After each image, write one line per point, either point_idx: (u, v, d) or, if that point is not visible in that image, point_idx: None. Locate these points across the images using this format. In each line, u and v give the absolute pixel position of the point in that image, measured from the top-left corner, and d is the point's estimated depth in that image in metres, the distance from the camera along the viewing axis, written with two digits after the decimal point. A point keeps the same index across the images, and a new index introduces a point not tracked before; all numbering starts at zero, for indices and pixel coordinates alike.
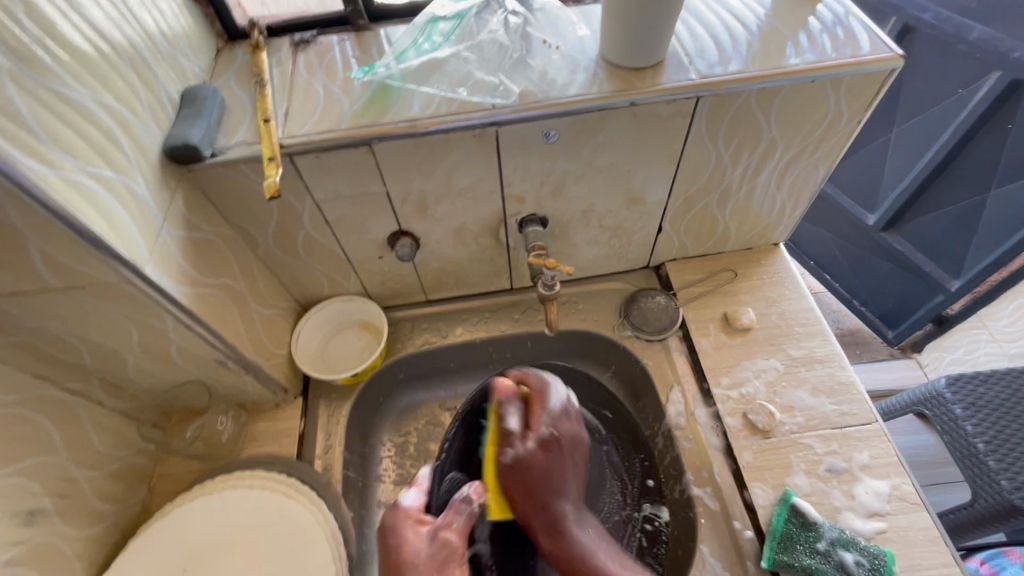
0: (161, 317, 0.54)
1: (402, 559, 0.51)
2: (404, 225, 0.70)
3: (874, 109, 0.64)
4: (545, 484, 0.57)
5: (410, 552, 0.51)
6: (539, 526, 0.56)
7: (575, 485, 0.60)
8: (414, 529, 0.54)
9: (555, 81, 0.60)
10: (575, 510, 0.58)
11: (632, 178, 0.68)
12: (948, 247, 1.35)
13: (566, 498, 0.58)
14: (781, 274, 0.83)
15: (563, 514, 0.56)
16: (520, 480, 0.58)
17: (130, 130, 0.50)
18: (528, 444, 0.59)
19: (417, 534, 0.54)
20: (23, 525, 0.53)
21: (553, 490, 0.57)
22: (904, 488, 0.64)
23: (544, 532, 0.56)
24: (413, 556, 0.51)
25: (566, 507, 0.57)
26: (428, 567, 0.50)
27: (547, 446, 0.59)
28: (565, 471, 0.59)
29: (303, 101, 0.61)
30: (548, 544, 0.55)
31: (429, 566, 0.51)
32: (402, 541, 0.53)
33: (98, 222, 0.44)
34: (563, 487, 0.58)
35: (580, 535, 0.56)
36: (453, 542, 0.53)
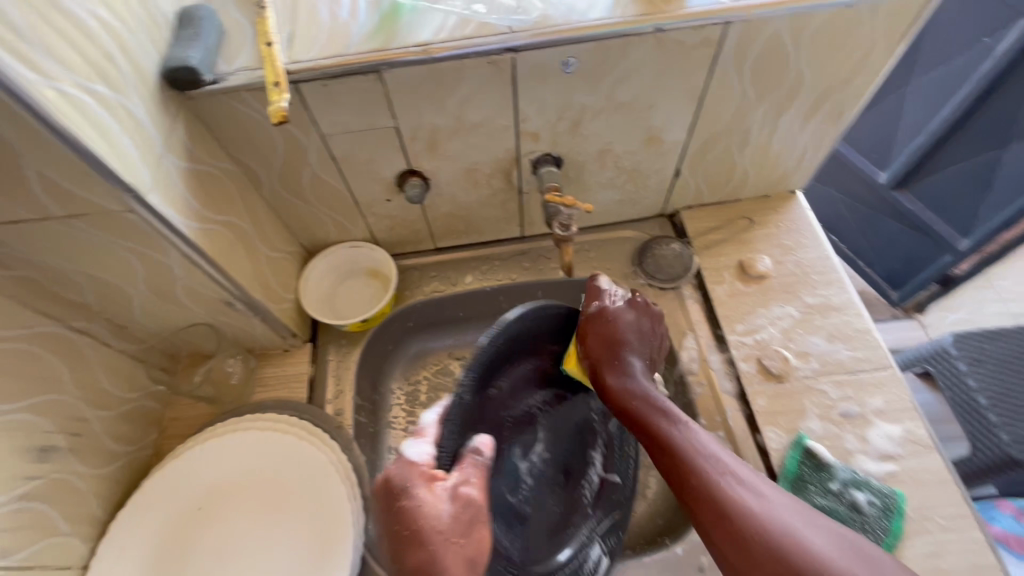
0: (165, 252, 0.52)
1: (422, 529, 0.42)
2: (414, 164, 0.67)
3: (911, 41, 0.61)
4: (625, 337, 0.60)
5: (427, 508, 0.43)
6: (608, 373, 0.58)
7: (637, 333, 0.61)
8: (431, 503, 0.43)
9: (575, 4, 0.56)
10: (642, 359, 0.60)
11: (652, 115, 0.65)
12: (962, 204, 1.33)
13: (635, 348, 0.60)
14: (798, 222, 0.81)
15: (627, 363, 0.58)
16: (605, 329, 0.61)
17: (126, 48, 0.47)
18: (626, 306, 0.63)
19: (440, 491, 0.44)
20: (36, 461, 0.52)
21: (622, 338, 0.60)
22: (917, 431, 0.64)
23: (613, 372, 0.58)
24: (433, 522, 0.42)
25: (635, 359, 0.59)
26: (455, 534, 0.42)
27: (637, 309, 0.63)
28: (638, 330, 0.62)
29: (307, 24, 0.57)
30: (614, 382, 0.57)
31: (455, 530, 0.43)
32: (416, 515, 0.43)
33: (97, 141, 0.42)
34: (629, 338, 0.60)
35: (643, 383, 0.56)
36: (476, 500, 0.44)
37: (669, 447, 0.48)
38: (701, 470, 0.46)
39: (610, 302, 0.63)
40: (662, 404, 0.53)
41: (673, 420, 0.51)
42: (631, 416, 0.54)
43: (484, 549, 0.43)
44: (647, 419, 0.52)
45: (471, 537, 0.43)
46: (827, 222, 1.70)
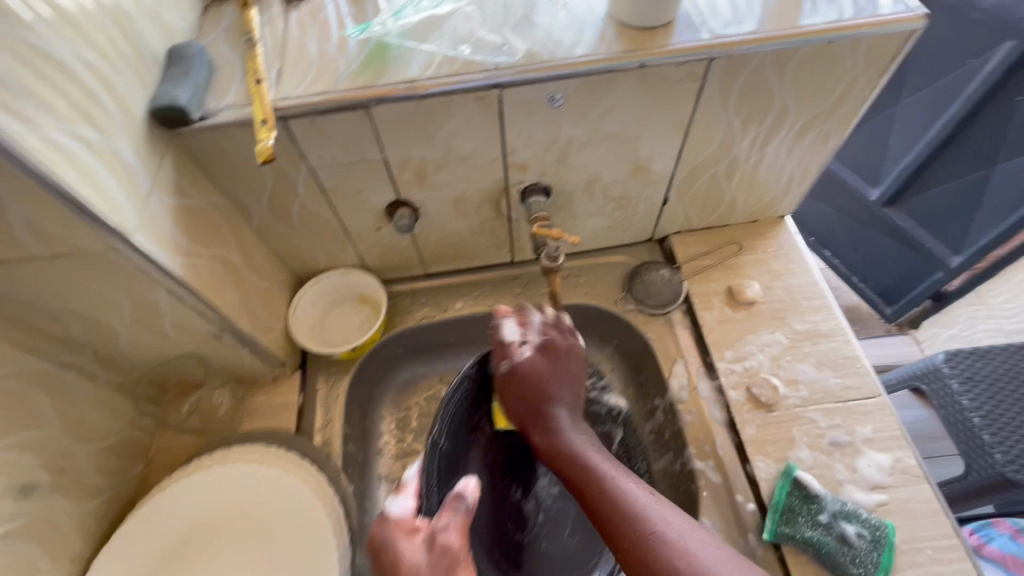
0: (151, 287, 0.52)
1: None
2: (403, 194, 0.67)
3: (892, 74, 0.62)
4: (540, 393, 0.61)
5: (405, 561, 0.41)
6: (535, 433, 0.60)
7: (566, 385, 0.62)
8: (411, 552, 0.42)
9: (560, 41, 0.57)
10: (570, 414, 0.60)
11: (639, 146, 0.66)
12: (951, 223, 1.34)
13: (557, 402, 0.61)
14: (786, 247, 0.82)
15: (550, 419, 0.59)
16: (519, 388, 0.61)
17: (113, 89, 0.47)
18: (536, 353, 0.62)
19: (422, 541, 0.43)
20: (17, 499, 0.52)
21: (536, 394, 0.61)
22: (906, 461, 0.64)
23: (540, 431, 0.59)
24: (410, 574, 0.40)
25: (558, 411, 0.60)
26: None
27: (551, 354, 0.63)
28: (561, 377, 0.62)
29: (296, 61, 0.58)
30: (541, 442, 0.59)
31: None
32: (393, 569, 0.41)
33: (80, 185, 0.42)
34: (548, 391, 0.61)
35: (566, 435, 0.58)
36: (454, 547, 0.42)
37: (596, 505, 0.51)
38: (614, 513, 0.49)
39: (514, 352, 0.62)
40: (584, 458, 0.55)
41: (595, 475, 0.53)
42: (561, 471, 0.56)
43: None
44: (578, 474, 0.54)
45: None
46: (819, 239, 1.71)
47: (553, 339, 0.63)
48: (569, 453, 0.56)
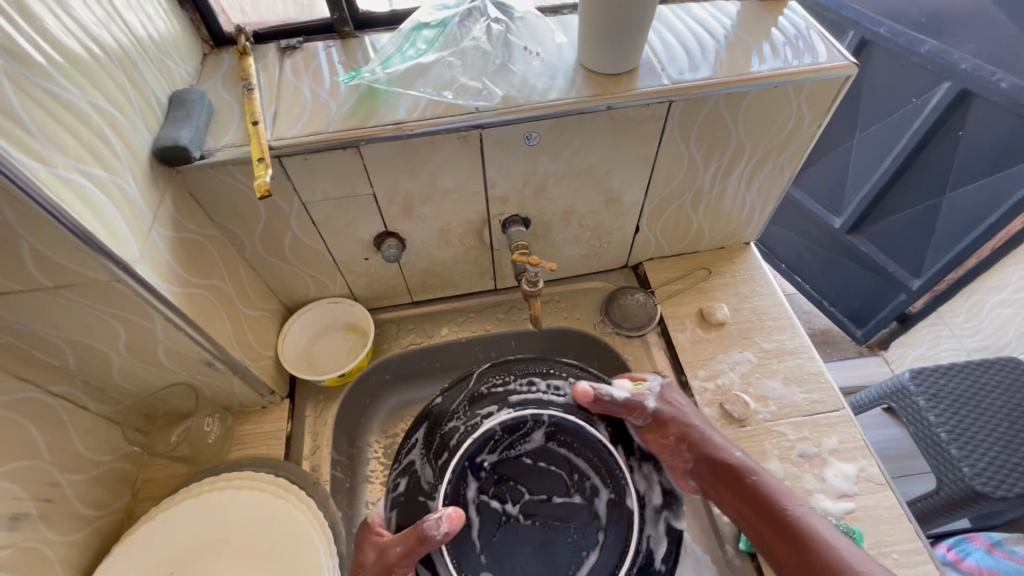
0: (149, 316, 0.54)
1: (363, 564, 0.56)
2: (390, 226, 0.71)
3: (834, 113, 0.69)
4: (671, 417, 0.66)
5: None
6: (703, 467, 0.63)
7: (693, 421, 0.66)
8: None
9: (535, 86, 0.63)
10: (667, 398, 0.67)
11: (611, 179, 0.72)
12: (909, 247, 1.42)
13: (663, 405, 0.66)
14: (753, 272, 0.87)
15: (683, 421, 0.65)
16: (659, 412, 0.66)
17: (121, 131, 0.51)
18: (660, 399, 0.67)
19: (367, 551, 0.57)
20: (6, 530, 0.52)
21: (673, 428, 0.65)
22: (870, 469, 0.68)
23: (669, 429, 0.65)
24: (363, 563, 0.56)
25: (652, 408, 0.65)
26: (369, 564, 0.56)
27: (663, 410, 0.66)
28: (681, 412, 0.66)
29: (291, 104, 0.62)
30: (675, 433, 0.65)
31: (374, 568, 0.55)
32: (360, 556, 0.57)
33: (87, 217, 0.45)
34: (644, 425, 0.65)
35: (719, 446, 0.64)
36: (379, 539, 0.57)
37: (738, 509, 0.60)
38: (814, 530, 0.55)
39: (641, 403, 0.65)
40: (710, 432, 0.65)
41: (754, 475, 0.60)
42: (718, 474, 0.62)
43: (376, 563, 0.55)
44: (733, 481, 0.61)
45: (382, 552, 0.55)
46: (790, 265, 1.80)
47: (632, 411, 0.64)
48: (738, 478, 0.60)
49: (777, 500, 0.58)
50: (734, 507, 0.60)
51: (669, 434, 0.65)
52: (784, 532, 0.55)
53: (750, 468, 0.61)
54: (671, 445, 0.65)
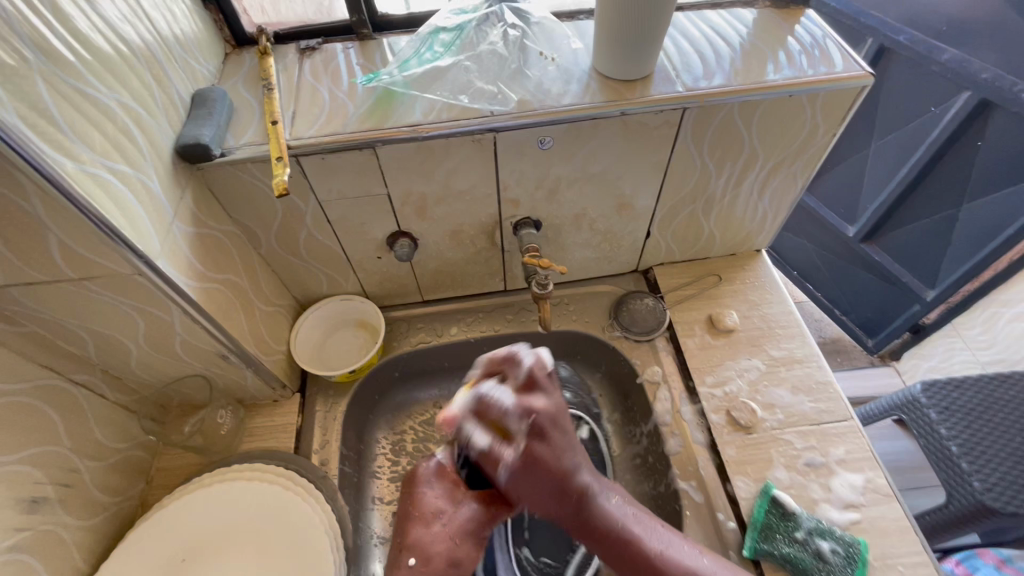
0: (168, 309, 0.55)
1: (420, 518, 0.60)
2: (404, 226, 0.72)
3: (848, 123, 0.69)
4: (550, 467, 0.57)
5: (438, 550, 0.58)
6: (566, 509, 0.58)
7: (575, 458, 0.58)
8: (445, 539, 0.59)
9: (549, 91, 0.63)
10: (549, 444, 0.57)
11: (623, 184, 0.72)
12: (924, 258, 1.41)
13: (535, 443, 0.57)
14: (763, 279, 0.87)
15: (565, 465, 0.57)
16: (532, 474, 0.57)
17: (145, 128, 0.52)
18: (519, 426, 0.57)
19: (440, 504, 0.62)
20: (26, 512, 0.54)
21: (558, 484, 0.57)
22: (878, 480, 0.68)
23: (563, 504, 0.57)
24: (420, 541, 0.59)
25: (536, 451, 0.56)
26: (446, 536, 0.59)
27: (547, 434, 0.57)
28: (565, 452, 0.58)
29: (309, 105, 0.63)
30: (568, 512, 0.57)
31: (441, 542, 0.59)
32: (422, 502, 0.62)
33: (113, 212, 0.46)
34: (513, 463, 0.56)
35: (605, 504, 0.57)
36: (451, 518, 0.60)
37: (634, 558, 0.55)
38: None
39: (495, 445, 0.57)
40: (600, 489, 0.58)
41: (642, 543, 0.55)
42: (587, 535, 0.57)
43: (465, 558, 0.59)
44: (618, 547, 0.56)
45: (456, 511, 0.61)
46: (802, 271, 1.80)
47: (501, 450, 0.57)
48: (631, 552, 0.55)
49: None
50: (608, 555, 0.57)
51: (551, 486, 0.57)
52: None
53: (653, 543, 0.56)
54: (552, 497, 0.57)
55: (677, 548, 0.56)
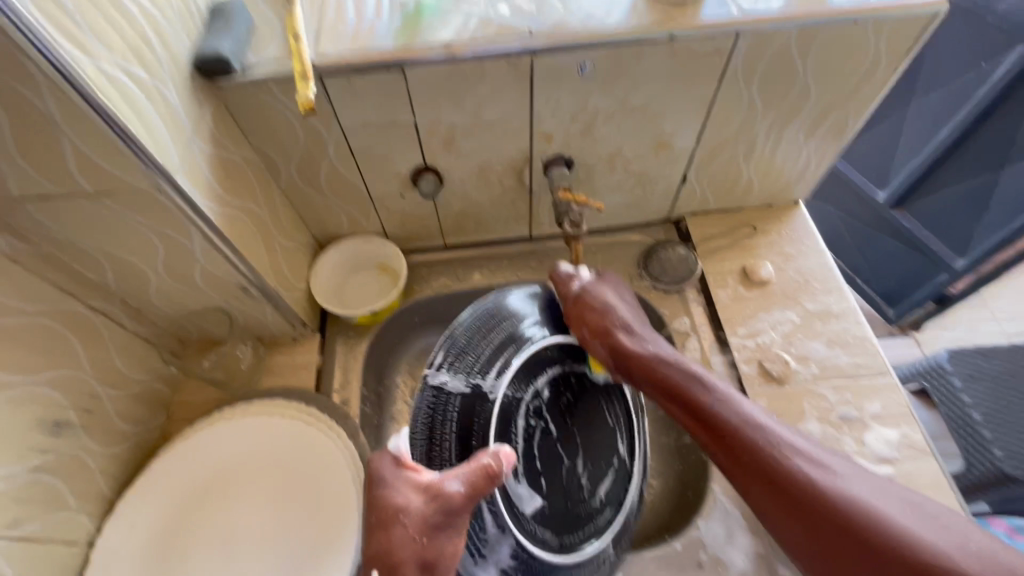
0: (188, 233, 0.53)
1: (394, 515, 0.45)
2: (429, 160, 0.69)
3: (912, 58, 0.64)
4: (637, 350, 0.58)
5: (405, 554, 0.44)
6: (609, 356, 0.59)
7: (635, 319, 0.61)
8: (410, 541, 0.44)
9: (592, 11, 0.58)
10: (631, 328, 0.60)
11: (663, 121, 0.68)
12: (958, 225, 1.35)
13: (620, 333, 0.60)
14: (801, 231, 0.83)
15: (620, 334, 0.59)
16: (580, 312, 0.61)
17: (163, 35, 0.48)
18: (587, 287, 0.63)
19: (405, 497, 0.46)
20: (49, 434, 0.53)
21: (639, 353, 0.58)
22: (914, 436, 0.66)
23: (613, 340, 0.59)
24: (400, 525, 0.45)
25: (628, 345, 0.59)
26: (416, 530, 0.45)
27: (587, 300, 0.62)
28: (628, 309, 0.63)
29: (334, 20, 0.59)
30: (613, 350, 0.59)
31: (419, 529, 0.44)
32: (385, 504, 0.46)
33: (133, 120, 0.43)
34: (602, 342, 0.60)
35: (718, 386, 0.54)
36: (428, 500, 0.45)
37: (716, 416, 0.52)
38: (849, 515, 0.44)
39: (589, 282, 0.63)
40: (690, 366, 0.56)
41: (706, 385, 0.54)
42: (655, 384, 0.56)
43: (443, 545, 0.44)
44: (674, 389, 0.55)
45: (432, 492, 0.46)
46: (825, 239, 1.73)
47: (619, 325, 0.60)
48: (704, 406, 0.53)
49: (752, 434, 0.50)
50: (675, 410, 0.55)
51: (601, 324, 0.60)
52: (771, 482, 0.48)
53: (744, 411, 0.52)
54: (660, 390, 0.56)
55: (746, 416, 0.51)
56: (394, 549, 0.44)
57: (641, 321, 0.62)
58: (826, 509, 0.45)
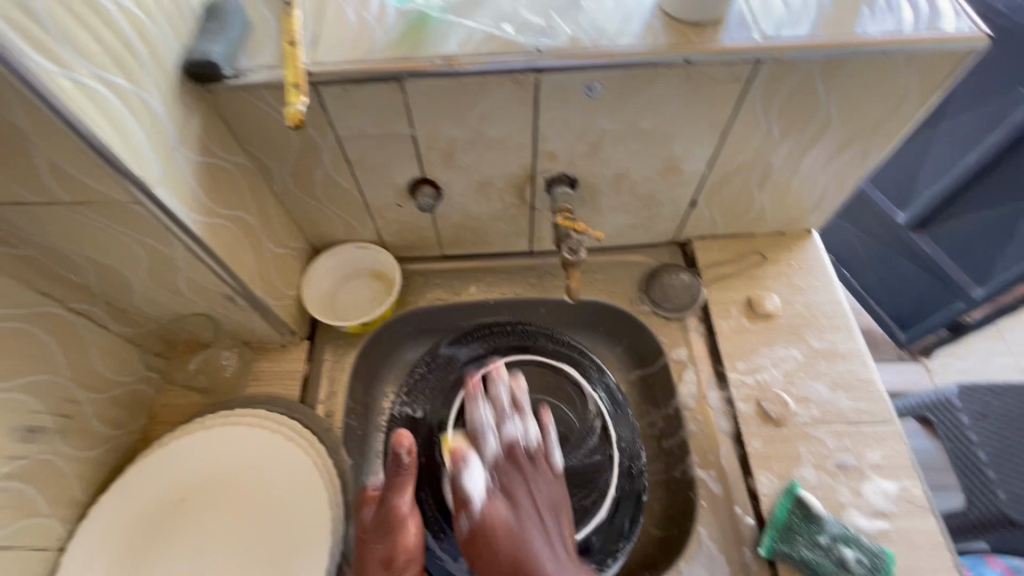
0: (170, 243, 0.51)
1: (361, 537, 0.58)
2: (427, 173, 0.66)
3: (944, 93, 0.60)
4: (511, 529, 0.55)
5: (371, 563, 0.56)
6: (467, 537, 0.57)
7: (520, 487, 0.59)
8: (375, 556, 0.56)
9: (604, 29, 0.55)
10: (513, 505, 0.57)
11: (673, 145, 0.64)
12: (979, 253, 1.30)
13: (497, 501, 0.58)
14: (811, 263, 0.80)
15: (536, 473, 0.61)
16: (479, 549, 0.55)
17: (148, 39, 0.46)
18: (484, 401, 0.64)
19: (365, 515, 0.60)
20: (22, 441, 0.52)
21: (510, 536, 0.55)
22: (913, 491, 0.63)
23: (465, 511, 0.58)
24: (365, 538, 0.58)
25: (503, 512, 0.57)
26: (376, 539, 0.57)
27: (505, 474, 0.60)
28: (522, 484, 0.59)
29: (332, 26, 0.56)
30: (468, 522, 0.57)
31: (376, 535, 0.57)
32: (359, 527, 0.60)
33: (110, 134, 0.41)
34: (535, 455, 0.62)
35: (523, 526, 0.56)
36: (388, 507, 0.57)
37: (491, 563, 0.54)
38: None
39: (479, 505, 0.58)
40: (521, 473, 0.60)
41: (524, 540, 0.55)
42: (475, 549, 0.55)
43: (405, 545, 0.57)
44: (506, 559, 0.53)
45: (388, 505, 0.58)
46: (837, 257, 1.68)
47: (522, 454, 0.61)
48: (523, 531, 0.55)
49: (530, 559, 0.53)
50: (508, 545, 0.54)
51: (499, 541, 0.55)
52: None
53: (525, 532, 0.55)
54: (486, 542, 0.55)
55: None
56: (364, 564, 0.57)
57: (514, 411, 0.64)
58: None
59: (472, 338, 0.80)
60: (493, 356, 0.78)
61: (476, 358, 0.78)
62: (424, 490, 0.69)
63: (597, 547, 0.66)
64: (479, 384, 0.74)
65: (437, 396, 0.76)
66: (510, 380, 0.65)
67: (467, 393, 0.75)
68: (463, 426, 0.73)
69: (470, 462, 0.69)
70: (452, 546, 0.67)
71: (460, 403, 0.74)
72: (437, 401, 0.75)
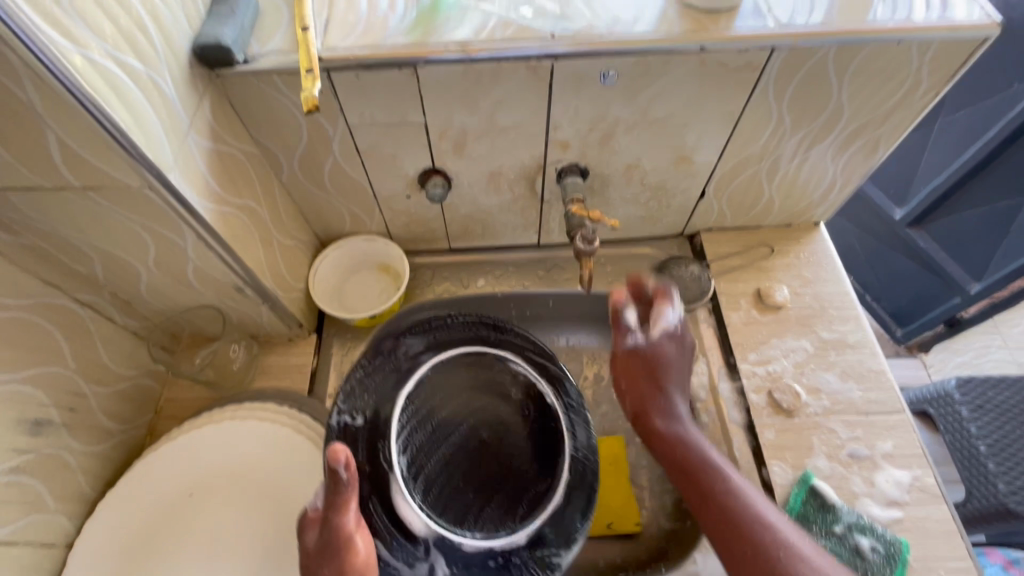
0: (180, 231, 0.50)
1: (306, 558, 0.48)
2: (438, 163, 0.66)
3: (955, 82, 0.60)
4: (674, 425, 0.57)
5: None
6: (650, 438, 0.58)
7: (676, 376, 0.61)
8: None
9: (619, 16, 0.55)
10: (677, 368, 0.61)
11: (686, 135, 0.64)
12: (976, 247, 1.31)
13: (677, 399, 0.59)
14: (819, 254, 0.80)
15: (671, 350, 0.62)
16: (630, 375, 0.61)
17: (160, 20, 0.45)
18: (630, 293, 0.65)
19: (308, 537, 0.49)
20: (29, 434, 0.51)
21: (657, 401, 0.59)
22: (926, 479, 0.63)
23: (653, 417, 0.58)
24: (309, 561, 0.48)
25: (662, 424, 0.58)
26: (320, 561, 0.47)
27: (654, 351, 0.61)
28: (677, 373, 0.61)
29: (344, 12, 0.56)
30: (658, 425, 0.58)
31: (321, 558, 0.47)
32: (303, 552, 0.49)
33: (124, 115, 0.40)
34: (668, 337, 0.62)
35: (688, 428, 0.57)
36: (331, 524, 0.48)
37: (684, 456, 0.54)
38: (773, 546, 0.45)
39: (654, 339, 0.61)
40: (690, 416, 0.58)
41: (723, 475, 0.51)
42: (677, 466, 0.54)
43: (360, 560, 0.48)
44: (693, 457, 0.54)
45: (330, 522, 0.48)
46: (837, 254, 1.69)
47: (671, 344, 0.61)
48: (678, 438, 0.56)
49: (710, 466, 0.52)
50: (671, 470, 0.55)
51: (636, 390, 0.60)
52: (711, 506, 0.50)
53: (703, 451, 0.54)
54: (674, 442, 0.56)
55: (763, 501, 0.49)
56: None
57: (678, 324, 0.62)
58: (766, 541, 0.46)
59: (421, 330, 0.65)
60: (439, 348, 0.64)
61: (421, 349, 0.64)
62: (372, 501, 0.54)
63: (552, 546, 0.57)
64: (430, 374, 0.62)
65: (376, 388, 0.60)
66: (672, 300, 0.63)
67: (422, 389, 0.61)
68: (409, 432, 0.59)
69: (422, 463, 0.58)
70: (409, 554, 0.53)
71: (405, 406, 0.59)
72: (383, 394, 0.60)
